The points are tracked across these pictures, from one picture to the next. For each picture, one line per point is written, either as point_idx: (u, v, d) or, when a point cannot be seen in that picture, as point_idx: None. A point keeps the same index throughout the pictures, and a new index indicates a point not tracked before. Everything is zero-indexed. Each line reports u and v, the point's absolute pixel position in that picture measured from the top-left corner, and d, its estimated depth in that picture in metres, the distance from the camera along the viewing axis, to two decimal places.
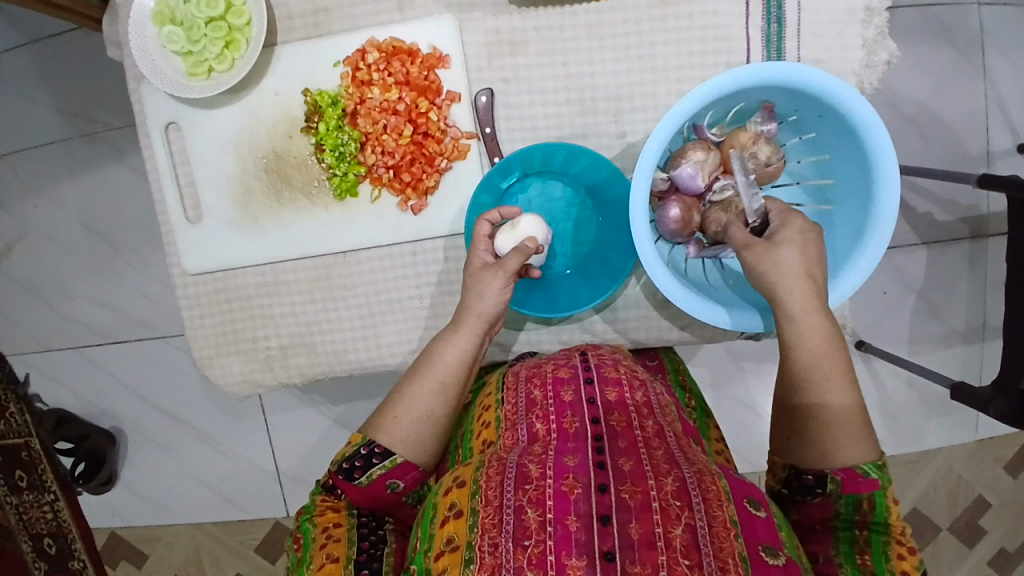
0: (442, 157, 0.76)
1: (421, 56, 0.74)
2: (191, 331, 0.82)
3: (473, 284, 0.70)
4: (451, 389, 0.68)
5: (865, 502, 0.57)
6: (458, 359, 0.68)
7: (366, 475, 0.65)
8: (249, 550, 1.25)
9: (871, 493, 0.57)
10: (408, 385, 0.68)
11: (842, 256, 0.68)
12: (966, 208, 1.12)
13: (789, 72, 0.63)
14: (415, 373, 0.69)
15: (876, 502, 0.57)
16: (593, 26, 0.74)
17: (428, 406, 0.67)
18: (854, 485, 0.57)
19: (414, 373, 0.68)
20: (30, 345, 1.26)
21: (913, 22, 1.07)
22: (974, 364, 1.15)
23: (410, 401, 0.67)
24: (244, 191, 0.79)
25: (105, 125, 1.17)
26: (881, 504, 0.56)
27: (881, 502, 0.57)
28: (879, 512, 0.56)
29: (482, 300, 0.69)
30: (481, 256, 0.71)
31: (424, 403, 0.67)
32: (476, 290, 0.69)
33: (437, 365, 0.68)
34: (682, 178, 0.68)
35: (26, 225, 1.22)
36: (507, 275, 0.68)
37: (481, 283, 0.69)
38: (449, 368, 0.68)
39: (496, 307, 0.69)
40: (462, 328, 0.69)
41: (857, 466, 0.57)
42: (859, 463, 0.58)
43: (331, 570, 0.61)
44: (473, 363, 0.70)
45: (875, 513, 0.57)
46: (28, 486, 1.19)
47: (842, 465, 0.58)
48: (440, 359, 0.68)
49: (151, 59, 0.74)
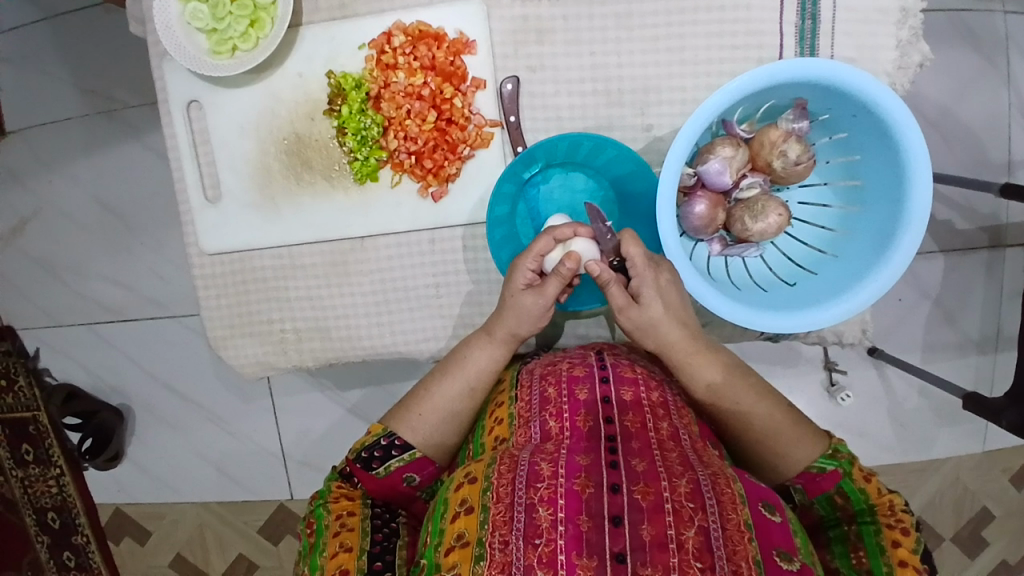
0: (465, 145, 0.75)
1: (447, 41, 0.73)
2: (207, 311, 0.82)
3: (512, 306, 0.70)
4: (478, 395, 0.71)
5: (836, 496, 0.63)
6: (490, 368, 0.71)
7: (384, 466, 0.68)
8: (252, 531, 1.26)
9: (835, 484, 0.63)
10: (439, 385, 0.71)
11: (869, 259, 0.68)
12: (988, 216, 1.10)
13: (824, 70, 0.62)
14: (445, 373, 0.72)
15: (846, 491, 0.62)
16: (623, 16, 0.73)
17: (453, 408, 0.70)
18: (816, 483, 0.64)
19: (444, 373, 0.72)
20: (41, 321, 1.26)
21: (942, 25, 1.06)
22: (986, 375, 1.14)
23: (435, 401, 0.70)
24: (264, 172, 0.79)
25: (123, 102, 1.16)
26: (851, 491, 0.62)
27: (851, 489, 0.62)
28: (855, 499, 0.62)
29: (521, 323, 0.71)
30: (524, 274, 0.70)
31: (450, 404, 0.70)
32: (514, 313, 0.70)
33: (468, 370, 0.72)
34: (709, 174, 0.68)
35: (41, 199, 1.22)
36: (544, 299, 0.69)
37: (521, 307, 0.70)
38: (480, 374, 0.71)
39: (532, 328, 0.72)
40: (495, 340, 0.72)
41: (812, 465, 0.64)
42: (813, 462, 0.64)
43: (344, 560, 0.61)
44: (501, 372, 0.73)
45: (851, 502, 0.62)
46: (35, 460, 1.25)
47: (800, 471, 0.65)
48: (471, 365, 0.72)
49: (174, 36, 0.73)
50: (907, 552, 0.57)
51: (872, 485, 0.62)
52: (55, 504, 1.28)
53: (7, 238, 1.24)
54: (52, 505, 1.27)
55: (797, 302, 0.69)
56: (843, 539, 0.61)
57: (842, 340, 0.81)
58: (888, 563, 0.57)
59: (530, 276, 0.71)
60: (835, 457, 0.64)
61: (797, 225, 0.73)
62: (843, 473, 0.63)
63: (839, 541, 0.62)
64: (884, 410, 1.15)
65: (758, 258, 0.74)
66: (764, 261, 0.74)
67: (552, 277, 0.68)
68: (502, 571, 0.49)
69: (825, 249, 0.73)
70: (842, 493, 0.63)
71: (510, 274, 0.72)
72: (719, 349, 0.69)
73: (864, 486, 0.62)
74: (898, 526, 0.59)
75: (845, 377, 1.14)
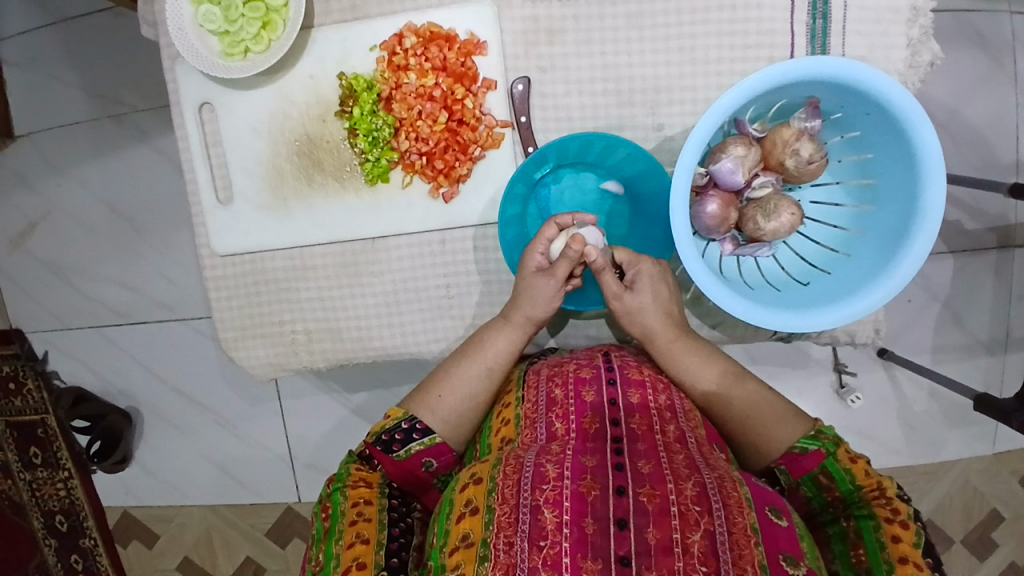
0: (476, 145, 0.75)
1: (458, 42, 0.74)
2: (217, 312, 0.82)
3: (527, 290, 0.72)
4: (496, 375, 0.73)
5: (821, 476, 0.63)
6: (508, 351, 0.73)
7: (403, 450, 0.68)
8: (259, 534, 1.25)
9: (819, 465, 0.63)
10: (458, 367, 0.73)
11: (884, 259, 0.68)
12: (997, 217, 1.10)
13: (838, 68, 0.62)
14: (464, 356, 0.74)
15: (830, 472, 0.63)
16: (634, 16, 0.73)
17: (472, 390, 0.72)
18: (800, 464, 0.64)
19: (462, 356, 0.74)
20: (50, 324, 1.26)
21: (950, 25, 1.06)
22: (995, 376, 1.13)
23: (456, 381, 0.72)
24: (275, 173, 0.79)
25: (131, 106, 1.17)
26: (837, 472, 0.63)
27: (835, 469, 0.63)
28: (841, 480, 0.62)
29: (535, 305, 0.72)
30: (537, 259, 0.72)
31: (469, 387, 0.72)
32: (530, 295, 0.72)
33: (486, 353, 0.73)
34: (721, 173, 0.68)
35: (49, 202, 1.22)
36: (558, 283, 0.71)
37: (534, 290, 0.71)
38: (498, 354, 0.73)
39: (545, 312, 0.73)
40: (510, 323, 0.74)
41: (794, 445, 0.65)
42: (796, 443, 0.65)
43: (361, 552, 0.60)
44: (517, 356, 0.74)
45: (836, 482, 0.63)
46: (44, 463, 1.25)
47: (784, 452, 0.65)
48: (489, 348, 0.73)
49: (187, 38, 0.73)
50: (907, 547, 0.57)
51: (859, 467, 0.62)
52: (63, 507, 1.28)
53: (17, 242, 1.25)
54: (60, 508, 1.28)
55: (811, 301, 0.69)
56: (842, 536, 0.61)
57: (855, 340, 0.81)
58: (888, 561, 0.57)
59: (541, 261, 0.72)
60: (817, 439, 0.65)
61: (810, 225, 0.73)
62: (826, 453, 0.64)
63: (839, 538, 0.61)
64: (894, 411, 1.15)
65: (770, 257, 0.73)
66: (777, 261, 0.74)
67: (560, 260, 0.70)
68: (506, 572, 0.49)
69: (839, 248, 0.73)
70: (827, 473, 0.63)
71: (521, 261, 0.73)
72: (703, 345, 0.72)
73: (849, 466, 0.62)
74: (897, 519, 0.58)
75: (855, 378, 1.14)
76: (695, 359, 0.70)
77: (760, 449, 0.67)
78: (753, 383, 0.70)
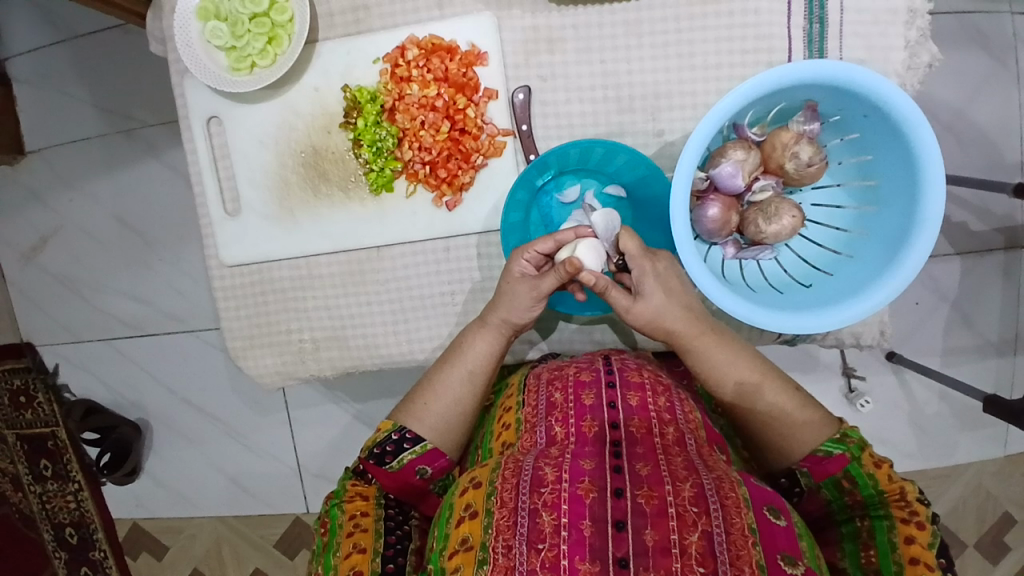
0: (478, 154, 0.76)
1: (460, 53, 0.75)
2: (225, 322, 0.83)
3: (506, 293, 0.72)
4: (479, 378, 0.72)
5: (844, 480, 0.63)
6: (489, 353, 0.73)
7: (396, 460, 0.68)
8: (269, 544, 1.26)
9: (842, 469, 0.63)
10: (440, 372, 0.72)
11: (884, 261, 0.68)
12: (1003, 217, 1.10)
13: (836, 71, 0.63)
14: (446, 362, 0.73)
15: (854, 476, 0.62)
16: (633, 23, 0.74)
17: (457, 395, 0.71)
18: (823, 467, 0.64)
19: (443, 362, 0.73)
20: (62, 337, 1.28)
21: (951, 28, 1.06)
22: (1007, 377, 1.12)
23: (439, 387, 0.71)
24: (281, 184, 0.80)
25: (141, 121, 1.19)
26: (859, 476, 0.62)
27: (859, 473, 0.62)
28: (863, 484, 0.62)
29: (512, 310, 0.72)
30: (521, 265, 0.71)
31: (454, 392, 0.71)
32: (508, 298, 0.72)
33: (467, 356, 0.73)
34: (721, 177, 0.68)
35: (61, 216, 1.24)
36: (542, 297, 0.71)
37: (513, 294, 0.71)
38: (478, 358, 0.73)
39: (523, 316, 0.73)
40: (487, 325, 0.73)
41: (818, 448, 0.64)
42: (819, 446, 0.64)
43: (358, 561, 0.61)
44: (497, 358, 0.74)
45: (858, 486, 0.62)
46: (55, 475, 1.27)
47: (806, 454, 0.65)
48: (469, 351, 0.73)
49: (194, 53, 0.75)
50: (919, 549, 0.57)
51: (882, 472, 0.61)
52: (73, 519, 1.29)
53: (28, 257, 1.27)
54: (71, 520, 1.29)
55: (815, 302, 0.69)
56: (854, 536, 0.62)
57: (860, 341, 0.81)
58: (898, 562, 0.58)
59: (526, 266, 0.72)
60: (843, 442, 0.63)
61: (812, 227, 0.74)
62: (851, 457, 0.63)
63: (851, 538, 0.62)
64: (904, 415, 1.14)
65: (773, 260, 0.74)
66: (779, 264, 0.74)
67: (548, 273, 0.69)
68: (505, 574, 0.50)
69: (842, 250, 0.73)
70: (849, 477, 0.63)
71: (506, 264, 0.73)
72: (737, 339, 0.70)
73: (873, 471, 0.62)
74: (913, 520, 0.58)
75: (864, 382, 1.14)
76: (726, 351, 0.69)
77: (777, 451, 0.67)
78: (776, 388, 0.68)
